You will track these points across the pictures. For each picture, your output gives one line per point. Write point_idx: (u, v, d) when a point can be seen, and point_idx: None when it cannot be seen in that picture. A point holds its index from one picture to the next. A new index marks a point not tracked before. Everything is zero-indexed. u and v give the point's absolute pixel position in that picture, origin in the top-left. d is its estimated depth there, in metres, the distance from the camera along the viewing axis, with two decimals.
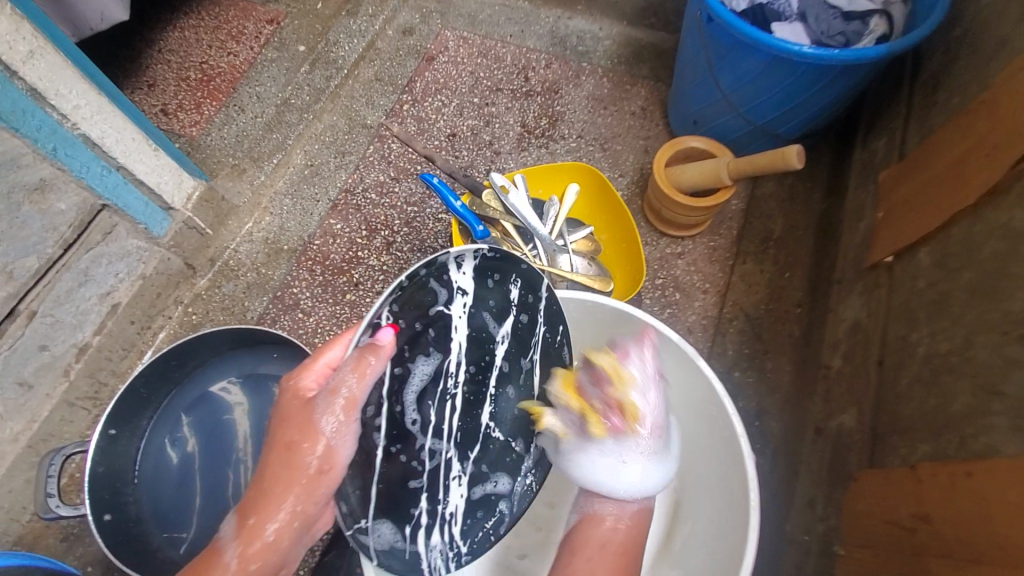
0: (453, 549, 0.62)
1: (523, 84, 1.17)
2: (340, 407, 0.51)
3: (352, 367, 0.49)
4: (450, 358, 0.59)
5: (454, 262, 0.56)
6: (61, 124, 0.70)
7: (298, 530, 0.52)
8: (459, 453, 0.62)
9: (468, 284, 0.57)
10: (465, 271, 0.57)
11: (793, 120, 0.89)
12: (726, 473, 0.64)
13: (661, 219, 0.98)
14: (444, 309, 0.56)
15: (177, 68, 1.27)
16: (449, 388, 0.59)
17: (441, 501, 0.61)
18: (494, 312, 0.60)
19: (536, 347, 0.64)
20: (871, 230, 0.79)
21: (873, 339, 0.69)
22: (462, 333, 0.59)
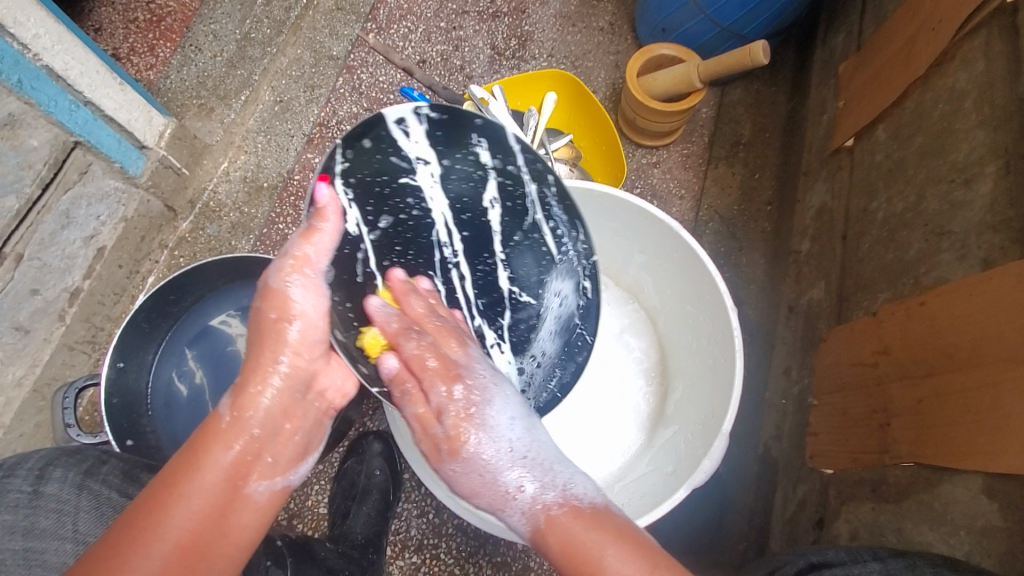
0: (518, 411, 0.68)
1: (489, 5, 1.13)
2: (292, 268, 0.56)
3: (304, 233, 0.56)
4: (436, 225, 0.63)
5: (397, 126, 0.58)
6: (23, 54, 0.69)
7: (295, 389, 0.57)
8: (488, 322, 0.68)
9: (427, 152, 0.60)
10: (414, 138, 0.59)
11: (757, 19, 0.91)
12: (709, 331, 0.66)
13: (635, 129, 0.99)
14: (407, 179, 0.60)
15: (123, 10, 1.06)
16: (448, 257, 0.65)
17: None
18: (464, 177, 0.62)
19: (531, 208, 0.63)
20: (834, 119, 0.84)
21: (838, 217, 0.75)
22: (439, 202, 0.62)
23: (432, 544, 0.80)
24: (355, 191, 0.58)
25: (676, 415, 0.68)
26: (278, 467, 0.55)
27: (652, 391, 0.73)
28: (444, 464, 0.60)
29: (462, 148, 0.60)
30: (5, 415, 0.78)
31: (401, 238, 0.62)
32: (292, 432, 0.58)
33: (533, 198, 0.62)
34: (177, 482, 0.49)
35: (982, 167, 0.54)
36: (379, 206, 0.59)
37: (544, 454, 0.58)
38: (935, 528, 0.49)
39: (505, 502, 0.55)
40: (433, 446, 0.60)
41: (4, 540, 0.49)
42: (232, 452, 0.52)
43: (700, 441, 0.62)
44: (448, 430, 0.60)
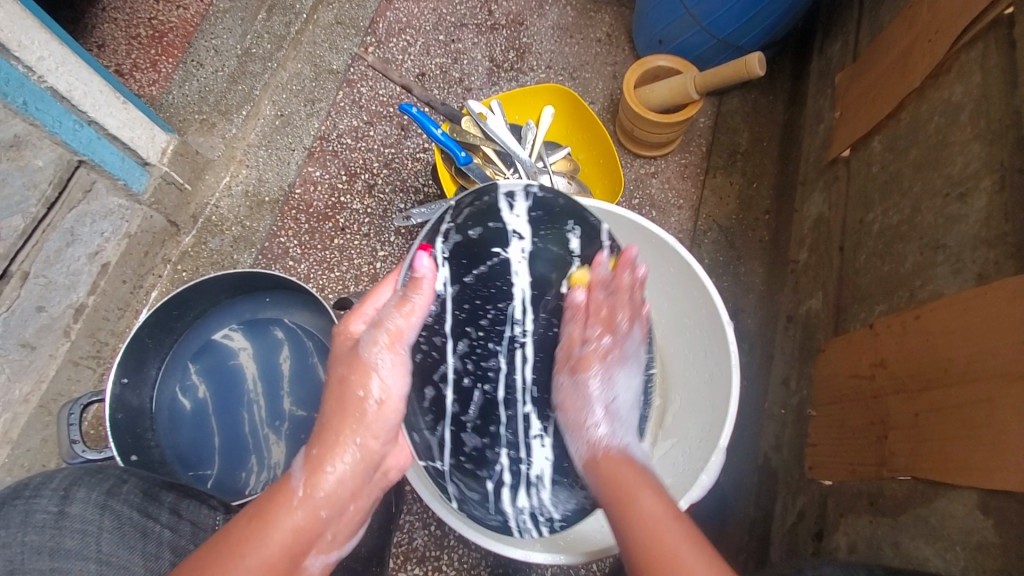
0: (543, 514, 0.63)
1: (488, 17, 1.14)
2: (385, 342, 0.58)
3: (398, 304, 0.58)
4: (512, 322, 0.62)
5: (506, 197, 0.61)
6: (28, 77, 0.70)
7: (365, 469, 0.57)
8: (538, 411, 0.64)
9: (524, 227, 0.61)
10: (517, 211, 0.61)
11: (753, 31, 0.92)
12: (706, 344, 0.66)
13: (633, 139, 1.00)
14: (498, 251, 0.60)
15: (125, 25, 1.07)
16: (517, 336, 0.62)
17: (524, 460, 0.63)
18: (553, 257, 0.61)
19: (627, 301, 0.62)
20: (830, 130, 0.84)
21: (835, 228, 0.75)
22: (523, 280, 0.61)
23: (434, 557, 0.81)
24: (453, 247, 0.59)
25: (674, 428, 0.69)
26: (334, 543, 0.55)
27: None
28: (585, 396, 0.60)
29: (557, 227, 0.61)
30: (11, 432, 0.79)
31: (471, 303, 0.61)
32: (352, 511, 0.57)
33: (599, 283, 0.62)
34: (243, 550, 0.47)
35: (976, 182, 0.54)
36: (470, 269, 0.60)
37: (626, 419, 0.61)
38: (932, 543, 0.49)
39: (590, 432, 0.59)
40: (575, 366, 0.61)
41: (32, 562, 0.50)
42: (300, 517, 0.51)
43: (699, 453, 0.63)
44: (592, 376, 0.61)
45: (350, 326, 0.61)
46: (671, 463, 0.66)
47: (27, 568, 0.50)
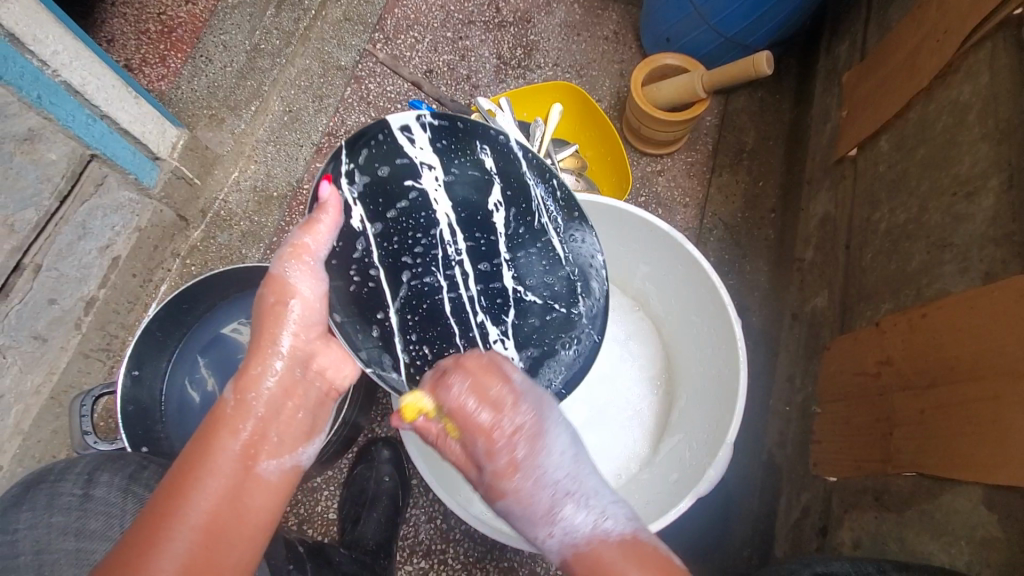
0: None
1: (495, 15, 1.14)
2: (296, 259, 0.56)
3: (304, 227, 0.56)
4: (440, 227, 0.62)
5: (400, 132, 0.58)
6: (42, 70, 0.70)
7: (294, 367, 0.56)
8: (491, 318, 0.64)
9: (432, 157, 0.60)
10: (419, 143, 0.59)
11: (761, 29, 0.92)
12: (714, 341, 0.67)
13: (639, 137, 1.01)
14: (412, 181, 0.59)
15: (134, 20, 1.08)
16: (451, 254, 0.63)
17: None
18: (467, 177, 0.61)
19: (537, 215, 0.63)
20: (837, 129, 0.84)
21: (841, 226, 0.76)
22: (444, 204, 0.61)
23: (440, 550, 0.82)
24: (363, 188, 0.58)
25: (682, 424, 0.69)
26: (286, 444, 0.54)
27: (658, 398, 0.74)
28: (507, 488, 0.49)
29: (461, 152, 0.60)
30: (22, 424, 0.80)
31: (405, 236, 0.61)
32: (298, 414, 0.56)
33: (536, 201, 0.62)
34: (190, 470, 0.47)
35: (984, 181, 0.55)
36: (389, 206, 0.59)
37: (584, 485, 0.50)
38: (937, 538, 0.50)
39: (557, 532, 0.48)
40: (489, 470, 0.49)
41: (59, 541, 0.51)
42: (242, 432, 0.51)
43: (706, 449, 0.63)
44: (506, 457, 0.49)
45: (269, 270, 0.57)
46: (677, 458, 0.67)
47: (53, 549, 0.51)
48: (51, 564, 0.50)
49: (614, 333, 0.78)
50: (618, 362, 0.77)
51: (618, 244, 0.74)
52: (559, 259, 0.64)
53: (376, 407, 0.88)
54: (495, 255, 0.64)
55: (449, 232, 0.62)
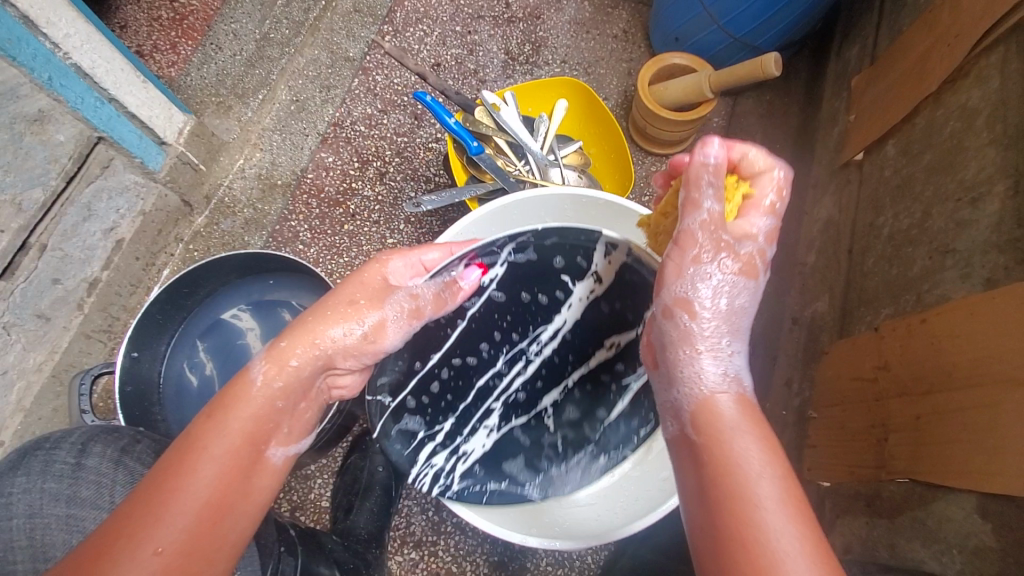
0: (446, 476, 0.64)
1: (504, 10, 1.14)
2: (406, 315, 0.57)
3: (435, 296, 0.58)
4: (546, 325, 0.64)
5: (606, 243, 0.58)
6: (54, 53, 0.71)
7: (316, 370, 0.55)
8: (504, 410, 0.66)
9: (605, 276, 0.60)
10: (610, 259, 0.59)
11: (771, 30, 0.91)
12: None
13: (646, 136, 1.00)
14: (567, 280, 0.61)
15: (146, 6, 1.08)
16: (529, 350, 0.65)
17: (462, 437, 0.65)
18: (609, 312, 0.62)
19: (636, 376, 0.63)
20: (844, 133, 0.84)
21: (844, 231, 0.75)
22: (570, 313, 0.63)
23: (431, 542, 0.82)
24: (528, 253, 0.59)
25: None
26: (292, 437, 0.53)
27: None
28: (682, 294, 0.49)
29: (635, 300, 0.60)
30: (23, 401, 0.80)
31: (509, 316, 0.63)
32: (304, 411, 0.55)
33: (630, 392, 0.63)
34: (204, 442, 0.47)
35: (990, 187, 0.54)
36: (535, 292, 0.62)
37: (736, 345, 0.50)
38: (928, 545, 0.49)
39: (694, 367, 0.48)
40: (675, 269, 0.49)
41: (50, 506, 0.52)
42: (257, 411, 0.50)
43: None
44: (715, 265, 0.49)
45: (398, 286, 0.58)
46: None
47: (44, 513, 0.52)
48: (42, 531, 0.51)
49: None
50: None
51: None
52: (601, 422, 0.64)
53: None
54: (561, 377, 0.65)
55: (546, 334, 0.64)
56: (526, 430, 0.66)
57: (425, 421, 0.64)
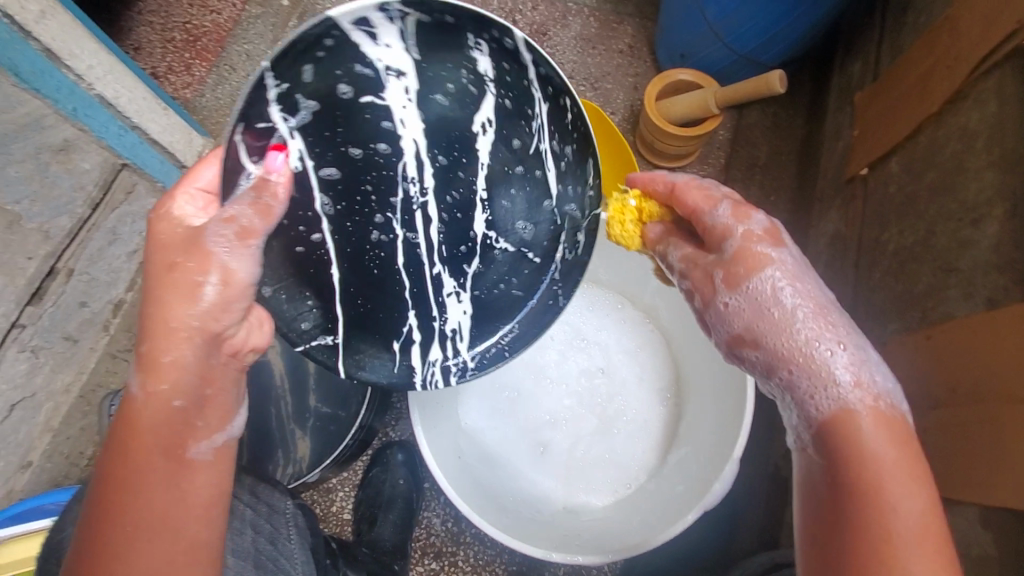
0: (456, 365, 0.60)
1: (512, 28, 1.16)
2: (234, 235, 0.46)
3: (251, 201, 0.46)
4: (405, 158, 0.54)
5: (360, 29, 0.46)
6: (78, 84, 0.72)
7: (207, 344, 0.46)
8: (450, 268, 0.59)
9: (402, 62, 0.49)
10: (385, 41, 0.47)
11: (774, 48, 0.94)
12: (725, 378, 0.64)
13: (653, 150, 1.03)
14: (372, 98, 0.50)
15: (160, 28, 1.10)
16: (415, 196, 0.55)
17: (436, 317, 0.60)
18: (456, 91, 0.51)
19: (535, 138, 0.54)
20: (849, 148, 0.85)
21: (851, 245, 0.77)
22: (414, 128, 0.52)
23: (451, 552, 0.84)
24: (309, 114, 0.48)
25: (686, 435, 0.69)
26: (211, 427, 0.46)
27: (666, 409, 0.72)
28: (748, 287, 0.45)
29: (455, 52, 0.49)
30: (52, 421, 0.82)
31: (369, 176, 0.53)
32: (220, 393, 0.47)
33: (538, 122, 0.53)
34: (107, 473, 0.42)
35: (989, 209, 0.56)
36: (352, 143, 0.52)
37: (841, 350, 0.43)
38: None
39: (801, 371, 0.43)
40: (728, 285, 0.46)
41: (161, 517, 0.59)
42: (155, 418, 0.44)
43: (709, 465, 0.62)
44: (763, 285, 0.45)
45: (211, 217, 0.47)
46: (682, 471, 0.66)
47: None
48: None
49: (622, 342, 0.75)
50: (624, 377, 0.74)
51: (626, 262, 0.72)
52: (551, 195, 0.56)
53: (391, 413, 0.90)
54: (472, 198, 0.56)
55: (416, 167, 0.54)
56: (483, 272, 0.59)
57: (393, 334, 0.59)
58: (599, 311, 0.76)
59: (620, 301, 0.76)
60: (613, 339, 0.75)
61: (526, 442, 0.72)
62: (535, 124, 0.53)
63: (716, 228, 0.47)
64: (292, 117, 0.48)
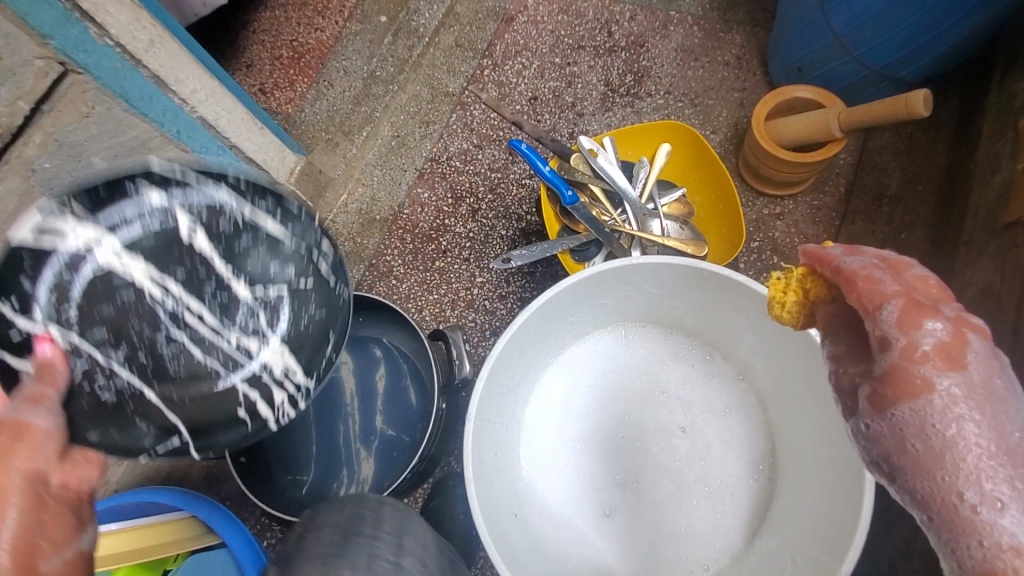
0: (288, 403, 0.52)
1: (606, 40, 1.09)
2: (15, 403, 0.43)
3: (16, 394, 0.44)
4: (114, 269, 0.48)
5: (42, 234, 0.48)
6: (182, 107, 0.77)
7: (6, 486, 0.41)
8: (217, 314, 0.50)
9: (89, 228, 0.49)
10: (82, 228, 0.49)
11: (916, 63, 0.80)
12: (836, 464, 0.55)
13: (759, 177, 0.91)
14: (87, 222, 0.49)
15: (270, 45, 1.10)
16: (153, 295, 0.48)
17: (243, 358, 0.50)
18: (148, 229, 0.50)
19: (218, 203, 0.51)
20: (1012, 183, 0.73)
21: (1009, 303, 0.64)
22: (114, 250, 0.49)
23: None
24: (54, 314, 0.47)
25: (784, 518, 0.60)
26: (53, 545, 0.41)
27: (759, 484, 0.63)
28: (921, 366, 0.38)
29: (124, 191, 0.50)
30: None
31: (185, 262, 0.49)
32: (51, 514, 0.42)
33: (181, 217, 0.50)
34: None
35: None
36: (68, 265, 0.47)
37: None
38: None
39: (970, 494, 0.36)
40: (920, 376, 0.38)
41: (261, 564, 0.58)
42: None
43: (816, 567, 0.53)
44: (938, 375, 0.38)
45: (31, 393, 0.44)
46: (781, 565, 0.57)
47: None
48: None
49: (709, 400, 0.67)
50: (712, 440, 0.65)
51: (718, 311, 0.63)
52: (256, 230, 0.51)
53: None
54: (168, 250, 0.50)
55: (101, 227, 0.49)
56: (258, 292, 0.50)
57: (194, 422, 0.49)
58: (680, 362, 0.68)
59: (709, 351, 0.68)
60: (697, 396, 0.67)
61: (593, 504, 0.65)
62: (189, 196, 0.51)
63: (879, 336, 0.40)
64: (35, 308, 0.47)
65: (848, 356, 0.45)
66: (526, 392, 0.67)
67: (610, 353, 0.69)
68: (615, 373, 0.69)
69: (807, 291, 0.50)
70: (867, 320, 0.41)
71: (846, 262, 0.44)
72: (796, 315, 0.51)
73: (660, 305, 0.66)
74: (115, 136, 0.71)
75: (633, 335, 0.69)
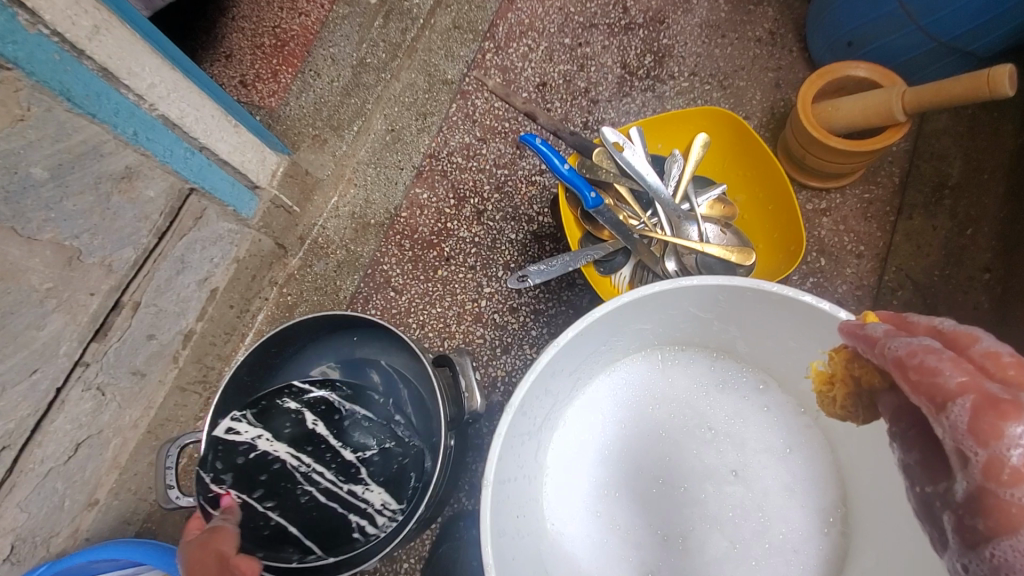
0: (387, 508, 0.64)
1: (621, 16, 0.98)
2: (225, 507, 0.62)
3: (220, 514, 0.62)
4: (280, 454, 0.64)
5: (229, 429, 0.65)
6: (139, 105, 0.66)
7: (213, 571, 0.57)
8: (347, 481, 0.64)
9: (258, 427, 0.65)
10: (245, 428, 0.65)
11: (993, 34, 0.69)
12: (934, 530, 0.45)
13: (801, 168, 0.80)
14: (253, 450, 0.64)
15: (250, 32, 0.96)
16: (303, 467, 0.64)
17: (356, 518, 0.64)
18: (293, 426, 0.66)
19: (331, 403, 0.67)
20: None
21: None
22: (280, 444, 0.65)
23: None
24: (229, 479, 0.64)
25: None
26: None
27: (828, 542, 0.53)
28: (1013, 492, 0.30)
29: (277, 412, 0.66)
30: (119, 457, 0.79)
31: (313, 442, 0.65)
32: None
33: (309, 417, 0.66)
34: None
35: None
36: (240, 454, 0.64)
37: None
38: None
39: None
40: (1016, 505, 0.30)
41: None
42: None
43: None
44: None
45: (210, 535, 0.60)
46: None
47: None
48: None
49: (765, 439, 0.56)
50: (770, 489, 0.55)
51: (779, 337, 0.53)
52: (364, 419, 0.67)
53: (465, 477, 0.79)
54: (314, 434, 0.66)
55: (255, 444, 0.64)
56: (363, 479, 0.65)
57: (322, 552, 0.63)
58: (729, 394, 0.58)
59: (764, 381, 0.57)
60: (752, 434, 0.57)
61: (632, 566, 0.56)
62: (313, 424, 0.66)
63: (953, 446, 0.33)
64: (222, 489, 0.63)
65: (920, 467, 0.37)
66: (548, 431, 0.58)
67: (645, 383, 0.59)
68: (652, 407, 0.59)
69: (856, 378, 0.45)
70: (935, 422, 0.34)
71: (894, 350, 0.38)
72: (852, 407, 0.45)
73: (706, 329, 0.56)
74: (59, 141, 0.60)
75: (672, 361, 0.59)
